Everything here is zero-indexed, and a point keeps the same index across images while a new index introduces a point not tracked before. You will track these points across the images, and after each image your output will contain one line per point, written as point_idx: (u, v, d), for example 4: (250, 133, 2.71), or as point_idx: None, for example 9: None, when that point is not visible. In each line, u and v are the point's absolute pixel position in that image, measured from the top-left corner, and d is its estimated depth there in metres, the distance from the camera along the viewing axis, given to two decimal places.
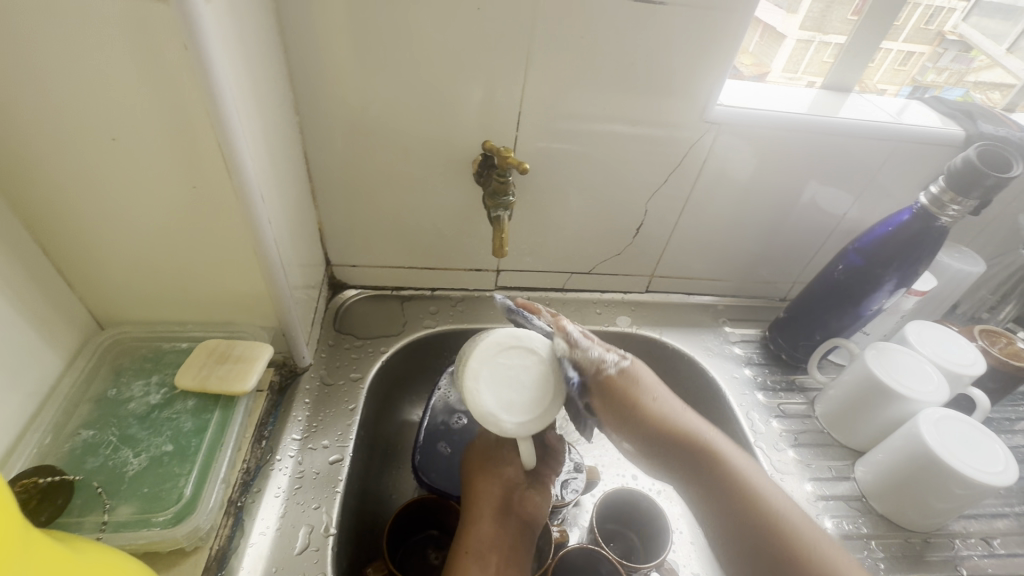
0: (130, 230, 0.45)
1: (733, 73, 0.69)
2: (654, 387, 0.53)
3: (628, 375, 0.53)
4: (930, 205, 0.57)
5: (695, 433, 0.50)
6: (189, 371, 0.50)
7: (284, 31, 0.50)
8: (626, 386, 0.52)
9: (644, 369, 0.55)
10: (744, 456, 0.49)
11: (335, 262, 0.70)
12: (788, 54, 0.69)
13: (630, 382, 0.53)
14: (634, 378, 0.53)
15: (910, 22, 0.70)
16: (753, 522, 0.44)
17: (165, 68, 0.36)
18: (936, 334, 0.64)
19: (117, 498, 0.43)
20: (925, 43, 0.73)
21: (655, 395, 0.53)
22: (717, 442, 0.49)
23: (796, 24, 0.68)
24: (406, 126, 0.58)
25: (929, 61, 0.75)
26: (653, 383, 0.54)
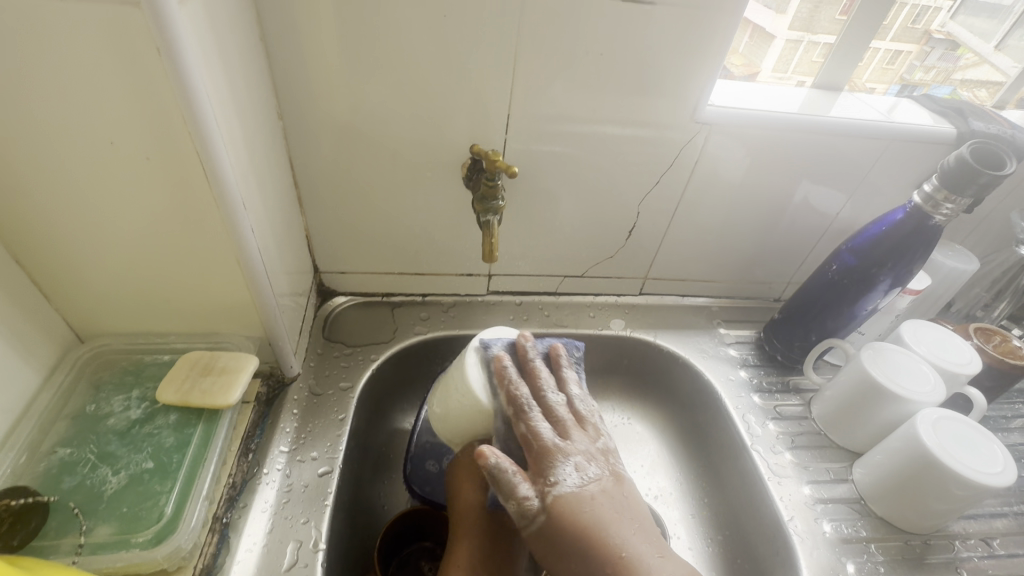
0: (106, 240, 0.44)
1: (725, 73, 0.69)
2: (610, 520, 0.46)
3: (570, 501, 0.46)
4: (924, 203, 0.56)
5: (585, 523, 0.45)
6: (171, 385, 0.49)
7: (266, 34, 0.49)
8: (570, 524, 0.45)
9: (602, 502, 0.47)
10: (632, 535, 0.45)
11: (324, 269, 0.69)
12: (779, 53, 0.69)
13: (572, 513, 0.45)
14: (571, 514, 0.45)
15: (897, 21, 0.70)
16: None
17: (139, 74, 0.35)
18: (931, 333, 0.64)
19: (95, 518, 0.41)
20: (911, 41, 0.73)
21: (605, 535, 0.45)
22: (611, 527, 0.45)
23: (786, 25, 0.68)
24: (393, 130, 0.57)
25: (916, 59, 0.75)
26: (612, 519, 0.46)
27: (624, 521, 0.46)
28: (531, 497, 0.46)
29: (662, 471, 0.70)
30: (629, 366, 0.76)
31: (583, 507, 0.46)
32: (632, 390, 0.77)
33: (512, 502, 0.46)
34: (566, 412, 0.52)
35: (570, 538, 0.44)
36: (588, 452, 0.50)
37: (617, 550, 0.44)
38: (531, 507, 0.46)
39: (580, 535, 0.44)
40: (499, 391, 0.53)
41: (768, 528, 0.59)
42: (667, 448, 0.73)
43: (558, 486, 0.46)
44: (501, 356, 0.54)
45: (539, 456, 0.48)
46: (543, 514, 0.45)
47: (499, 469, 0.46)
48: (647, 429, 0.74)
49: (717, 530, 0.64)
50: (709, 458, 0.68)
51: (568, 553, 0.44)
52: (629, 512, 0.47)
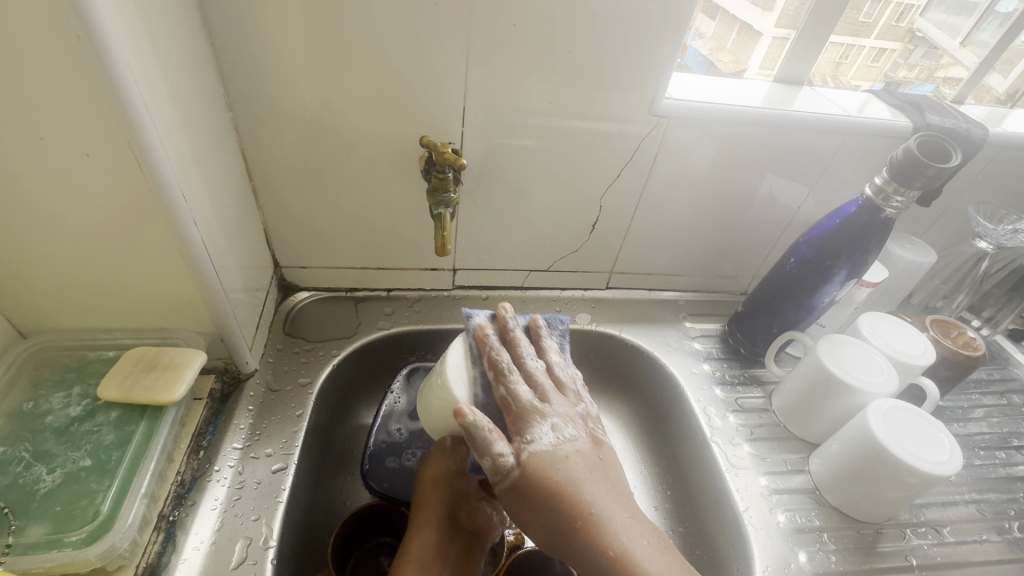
0: (39, 233, 0.43)
1: (713, 69, 0.70)
2: (586, 478, 0.46)
3: (544, 458, 0.46)
4: (876, 196, 0.57)
5: (563, 480, 0.46)
6: (113, 382, 0.48)
7: (210, 23, 0.48)
8: (544, 479, 0.45)
9: (578, 460, 0.47)
10: (601, 484, 0.47)
11: (284, 264, 0.68)
12: (765, 51, 0.69)
13: (545, 472, 0.46)
14: (546, 469, 0.46)
15: (882, 18, 0.71)
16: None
17: (58, 58, 0.33)
18: (887, 325, 0.65)
19: (27, 518, 0.40)
20: (896, 40, 0.75)
21: (578, 492, 0.45)
22: (591, 489, 0.46)
23: (773, 23, 0.68)
24: (347, 123, 0.56)
25: (900, 57, 0.76)
26: (586, 477, 0.46)
27: (597, 479, 0.47)
28: (507, 454, 0.46)
29: (626, 463, 0.71)
30: (595, 360, 0.77)
31: (557, 464, 0.46)
32: (598, 384, 0.77)
33: (487, 457, 0.46)
34: (546, 378, 0.52)
35: (540, 490, 0.45)
36: (570, 415, 0.50)
37: (587, 508, 0.45)
38: (507, 463, 0.46)
39: (551, 493, 0.45)
40: (480, 356, 0.52)
41: (724, 519, 0.59)
42: (632, 441, 0.73)
43: (533, 443, 0.47)
44: (483, 325, 0.53)
45: (517, 415, 0.49)
46: (519, 467, 0.46)
47: (476, 425, 0.46)
48: (613, 422, 0.75)
49: (678, 522, 0.65)
50: (672, 451, 0.69)
51: (540, 493, 0.45)
52: (604, 472, 0.48)
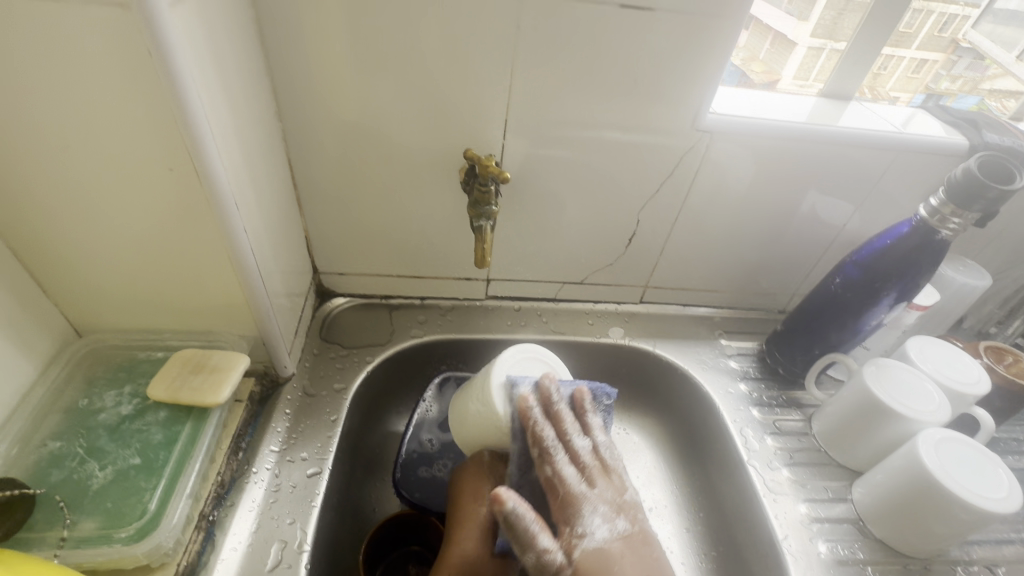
0: (100, 238, 0.45)
1: (745, 79, 0.69)
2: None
3: (597, 558, 0.45)
4: (930, 217, 0.55)
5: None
6: (162, 382, 0.49)
7: (265, 38, 0.50)
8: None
9: (628, 559, 0.45)
10: (649, 573, 0.45)
11: (323, 270, 0.70)
12: (800, 61, 0.68)
13: (599, 570, 0.44)
14: (596, 567, 0.44)
15: (924, 29, 0.68)
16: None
17: (130, 74, 0.35)
18: (939, 351, 0.62)
19: (80, 512, 0.42)
20: (938, 50, 0.71)
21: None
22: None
23: (808, 32, 0.66)
24: (390, 134, 0.57)
25: (943, 68, 0.73)
26: (639, 574, 0.45)
27: (646, 566, 0.46)
28: (552, 549, 0.43)
29: (657, 483, 0.69)
30: (627, 375, 0.76)
31: (609, 568, 0.44)
32: (629, 400, 0.76)
33: (532, 553, 0.43)
34: (592, 463, 0.51)
35: None
36: (615, 502, 0.49)
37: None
38: (554, 560, 0.43)
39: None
40: (522, 432, 0.51)
41: (761, 546, 0.57)
42: (664, 460, 0.71)
43: (585, 539, 0.46)
44: (528, 396, 0.52)
45: (563, 502, 0.48)
46: (569, 566, 0.43)
47: (516, 515, 0.41)
48: (644, 439, 0.73)
49: (710, 546, 0.63)
50: (705, 472, 0.67)
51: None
52: (655, 567, 0.46)
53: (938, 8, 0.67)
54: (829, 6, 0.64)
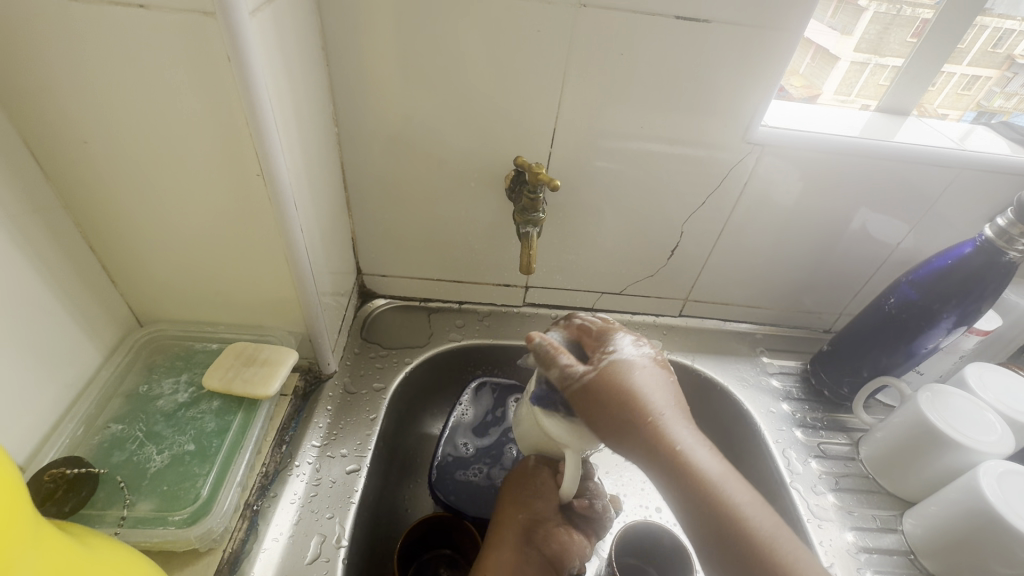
0: (169, 232, 0.47)
1: (782, 95, 0.66)
2: (655, 388, 0.43)
3: (622, 363, 0.44)
4: (997, 237, 0.53)
5: (635, 393, 0.42)
6: (216, 372, 0.51)
7: (328, 45, 0.52)
8: (615, 384, 0.43)
9: (647, 372, 0.44)
10: (667, 392, 0.43)
11: (366, 271, 0.71)
12: (842, 76, 0.66)
13: (620, 375, 0.43)
14: (616, 373, 0.44)
15: (976, 44, 0.63)
16: (711, 515, 0.37)
17: (208, 77, 0.37)
18: (1000, 378, 0.59)
19: (138, 494, 0.43)
20: (991, 67, 0.66)
21: (647, 398, 0.42)
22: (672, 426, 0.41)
23: (851, 47, 0.63)
24: (441, 140, 0.58)
25: (996, 85, 0.68)
26: (657, 385, 0.43)
27: (655, 386, 0.43)
28: (576, 364, 0.45)
29: None
30: None
31: (623, 380, 0.43)
32: None
33: (556, 368, 0.45)
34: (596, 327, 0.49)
35: (617, 392, 0.43)
36: (644, 340, 0.49)
37: (654, 425, 0.41)
38: (576, 371, 0.45)
39: (627, 397, 0.42)
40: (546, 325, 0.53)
41: None
42: None
43: (612, 353, 0.46)
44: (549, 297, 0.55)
45: (594, 334, 0.49)
46: (591, 373, 0.44)
47: (546, 347, 0.47)
48: None
49: None
50: None
51: (612, 406, 0.42)
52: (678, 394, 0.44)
53: (993, 23, 0.62)
54: (875, 21, 0.62)
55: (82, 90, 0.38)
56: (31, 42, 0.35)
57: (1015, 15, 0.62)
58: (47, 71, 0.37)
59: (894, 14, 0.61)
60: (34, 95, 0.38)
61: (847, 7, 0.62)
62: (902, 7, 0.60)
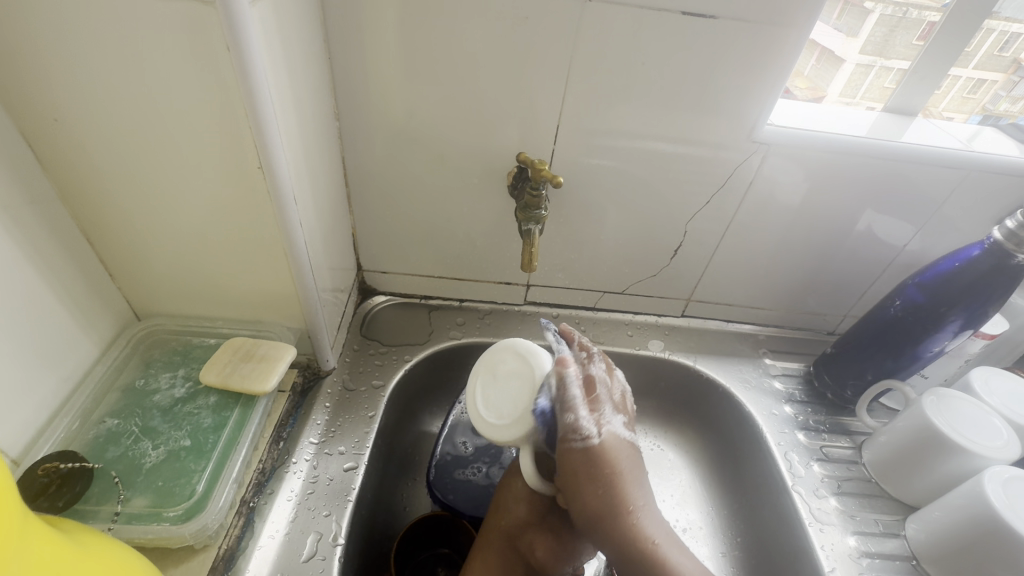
0: (167, 225, 0.46)
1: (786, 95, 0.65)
2: (636, 476, 0.47)
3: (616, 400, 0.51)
4: (1007, 240, 0.53)
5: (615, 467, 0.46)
6: (214, 367, 0.51)
7: (330, 39, 0.51)
8: (611, 458, 0.47)
9: (627, 454, 0.48)
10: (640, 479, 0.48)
11: (366, 268, 0.71)
12: (847, 77, 0.65)
13: (614, 451, 0.47)
14: (606, 455, 0.47)
15: (982, 47, 0.63)
16: (635, 568, 0.43)
17: (207, 68, 0.36)
18: (1007, 383, 0.58)
19: (133, 489, 0.43)
20: (999, 71, 0.65)
21: (623, 483, 0.46)
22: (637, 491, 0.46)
23: (857, 50, 0.63)
24: (443, 136, 0.58)
25: (1002, 90, 0.67)
26: (631, 473, 0.47)
27: (636, 473, 0.47)
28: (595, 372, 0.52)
29: (693, 502, 0.67)
30: (666, 389, 0.74)
31: (611, 464, 0.46)
32: (666, 415, 0.74)
33: (570, 415, 0.47)
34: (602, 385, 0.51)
35: (610, 466, 0.46)
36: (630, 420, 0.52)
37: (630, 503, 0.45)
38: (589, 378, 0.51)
39: (613, 476, 0.46)
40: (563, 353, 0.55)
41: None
42: (700, 480, 0.69)
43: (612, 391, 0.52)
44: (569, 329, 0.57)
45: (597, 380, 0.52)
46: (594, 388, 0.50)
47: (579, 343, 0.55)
48: (680, 457, 0.72)
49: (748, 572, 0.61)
50: (745, 495, 0.65)
51: (600, 479, 0.46)
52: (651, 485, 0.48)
53: (1000, 26, 0.61)
54: (881, 23, 0.61)
55: (81, 80, 0.37)
56: (29, 31, 0.35)
57: (1022, 18, 0.61)
58: (45, 61, 0.36)
59: (900, 16, 0.60)
60: (32, 84, 0.37)
61: (853, 10, 0.60)
62: (908, 10, 0.60)
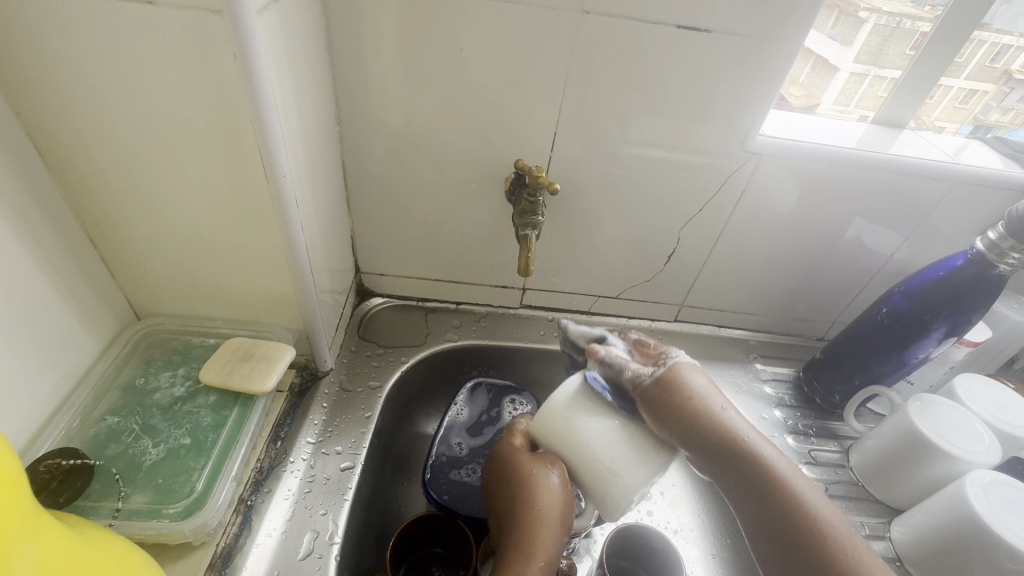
0: (168, 226, 0.47)
1: (783, 103, 0.66)
2: (714, 394, 0.49)
3: (669, 373, 0.50)
4: (988, 250, 0.54)
5: (704, 408, 0.48)
6: (213, 367, 0.51)
7: (333, 44, 0.52)
8: (672, 395, 0.48)
9: (705, 381, 0.51)
10: (738, 415, 0.49)
11: (364, 269, 0.72)
12: (841, 86, 0.66)
13: (678, 386, 0.49)
14: (683, 383, 0.49)
15: (974, 58, 0.64)
16: (754, 474, 0.46)
17: (214, 74, 0.37)
18: (989, 389, 0.60)
19: (133, 486, 0.44)
20: (989, 81, 0.67)
21: (721, 419, 0.48)
22: (761, 451, 0.47)
23: (851, 58, 0.64)
24: (442, 142, 0.59)
25: (993, 100, 0.69)
26: (709, 394, 0.49)
27: (715, 393, 0.49)
28: (642, 377, 0.49)
29: (684, 505, 0.68)
30: None
31: (694, 389, 0.49)
32: None
33: (628, 372, 0.50)
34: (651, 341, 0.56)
35: (682, 396, 0.48)
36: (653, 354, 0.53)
37: (728, 430, 0.47)
38: (644, 377, 0.49)
39: (690, 406, 0.48)
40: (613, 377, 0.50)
41: None
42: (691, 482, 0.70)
43: (670, 361, 0.51)
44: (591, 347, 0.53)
45: (650, 349, 0.54)
46: (659, 373, 0.50)
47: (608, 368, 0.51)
48: None
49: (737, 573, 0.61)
50: None
51: (680, 403, 0.48)
52: (732, 411, 0.49)
53: (991, 38, 0.63)
54: (875, 32, 0.63)
55: (88, 84, 0.38)
56: (39, 36, 0.36)
57: (1012, 31, 0.63)
58: (54, 65, 0.37)
59: (893, 26, 0.62)
60: (39, 86, 0.38)
61: (848, 19, 0.62)
62: (902, 20, 0.61)
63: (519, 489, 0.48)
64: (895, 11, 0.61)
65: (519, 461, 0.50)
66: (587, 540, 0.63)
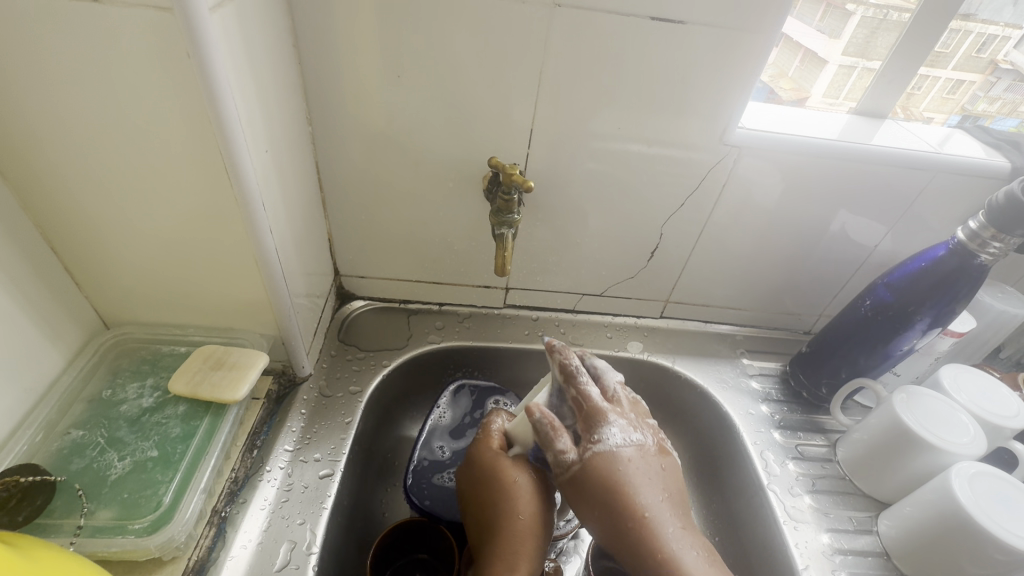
0: (131, 233, 0.46)
1: (773, 96, 0.66)
2: (642, 482, 0.46)
3: (610, 457, 0.47)
4: (969, 240, 0.54)
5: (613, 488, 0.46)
6: (183, 376, 0.50)
7: (299, 42, 0.51)
8: (603, 476, 0.46)
9: (637, 464, 0.47)
10: (642, 478, 0.46)
11: (344, 273, 0.70)
12: (831, 79, 0.66)
13: (606, 469, 0.47)
14: (606, 470, 0.46)
15: (960, 49, 0.64)
16: (629, 539, 0.44)
17: (167, 73, 0.36)
18: (974, 380, 0.60)
19: (97, 502, 0.42)
20: (976, 71, 0.67)
21: (631, 498, 0.45)
22: (664, 540, 0.44)
23: (840, 51, 0.63)
24: (417, 141, 0.57)
25: (980, 90, 0.68)
26: (641, 480, 0.46)
27: (647, 482, 0.47)
28: (569, 450, 0.48)
29: None
30: (646, 391, 0.74)
31: (622, 474, 0.46)
32: None
33: (551, 452, 0.48)
34: (624, 397, 0.52)
35: (602, 483, 0.46)
36: (633, 419, 0.50)
37: (639, 510, 0.45)
38: (569, 458, 0.48)
39: (612, 492, 0.46)
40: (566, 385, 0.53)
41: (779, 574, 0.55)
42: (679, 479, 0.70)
43: (601, 443, 0.48)
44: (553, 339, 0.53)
45: (588, 414, 0.49)
46: (579, 463, 0.47)
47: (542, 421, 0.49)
48: None
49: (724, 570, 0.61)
50: (724, 496, 0.65)
51: (596, 499, 0.46)
52: (662, 480, 0.48)
53: (977, 29, 0.63)
54: (864, 24, 0.62)
55: (34, 88, 0.37)
56: None
57: (997, 22, 0.63)
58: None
59: (881, 18, 0.61)
60: None
61: (835, 12, 0.62)
62: (890, 12, 0.60)
63: (498, 497, 0.50)
64: (883, 2, 0.60)
65: (499, 465, 0.52)
66: (575, 541, 0.62)
